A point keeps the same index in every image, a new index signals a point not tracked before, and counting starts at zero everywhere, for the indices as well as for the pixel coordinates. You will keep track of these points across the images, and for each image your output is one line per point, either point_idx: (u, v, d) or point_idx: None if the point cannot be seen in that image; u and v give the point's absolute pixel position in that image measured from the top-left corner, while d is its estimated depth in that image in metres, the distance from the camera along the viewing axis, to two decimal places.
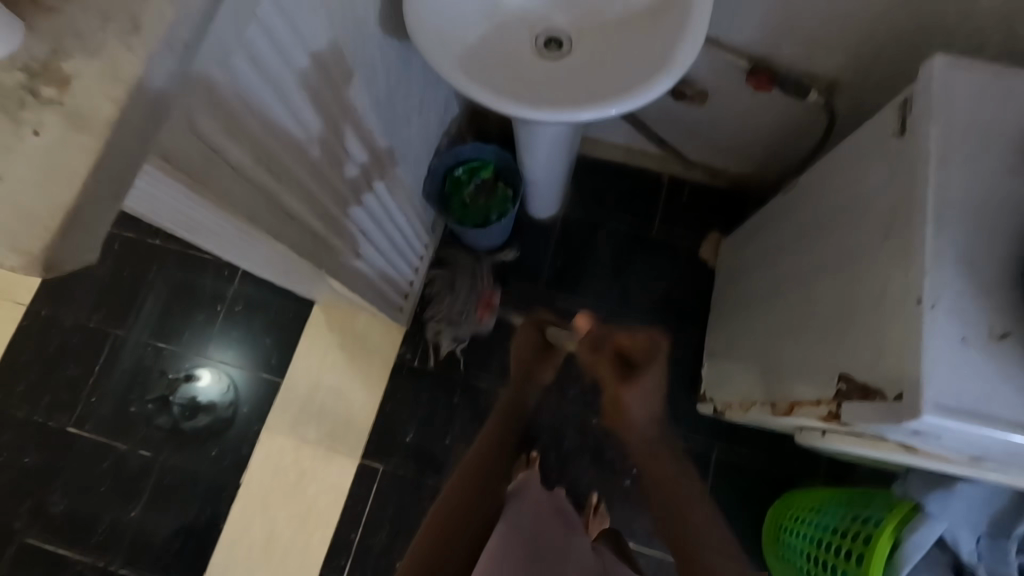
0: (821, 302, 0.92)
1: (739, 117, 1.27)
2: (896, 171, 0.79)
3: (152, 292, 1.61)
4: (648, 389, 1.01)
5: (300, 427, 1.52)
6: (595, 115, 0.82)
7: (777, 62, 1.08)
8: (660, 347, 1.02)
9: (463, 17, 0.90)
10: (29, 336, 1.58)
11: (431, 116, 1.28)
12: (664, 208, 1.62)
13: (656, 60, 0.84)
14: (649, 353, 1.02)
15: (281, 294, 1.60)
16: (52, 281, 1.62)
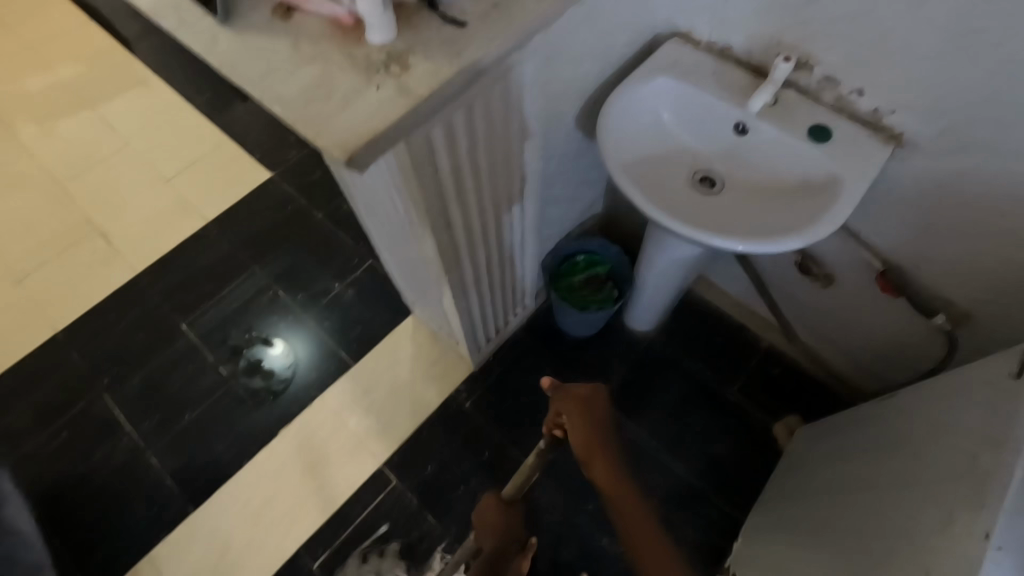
0: (885, 514, 0.88)
1: (855, 314, 1.30)
2: (999, 410, 0.78)
3: (294, 251, 1.89)
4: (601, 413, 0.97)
5: (346, 412, 1.64)
6: (723, 245, 0.93)
7: (911, 277, 1.13)
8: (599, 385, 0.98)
9: (642, 135, 1.08)
10: (193, 244, 1.91)
11: (576, 205, 1.46)
12: (752, 370, 1.62)
13: (794, 225, 0.94)
14: (584, 404, 0.96)
15: (387, 297, 1.81)
16: (231, 212, 1.97)
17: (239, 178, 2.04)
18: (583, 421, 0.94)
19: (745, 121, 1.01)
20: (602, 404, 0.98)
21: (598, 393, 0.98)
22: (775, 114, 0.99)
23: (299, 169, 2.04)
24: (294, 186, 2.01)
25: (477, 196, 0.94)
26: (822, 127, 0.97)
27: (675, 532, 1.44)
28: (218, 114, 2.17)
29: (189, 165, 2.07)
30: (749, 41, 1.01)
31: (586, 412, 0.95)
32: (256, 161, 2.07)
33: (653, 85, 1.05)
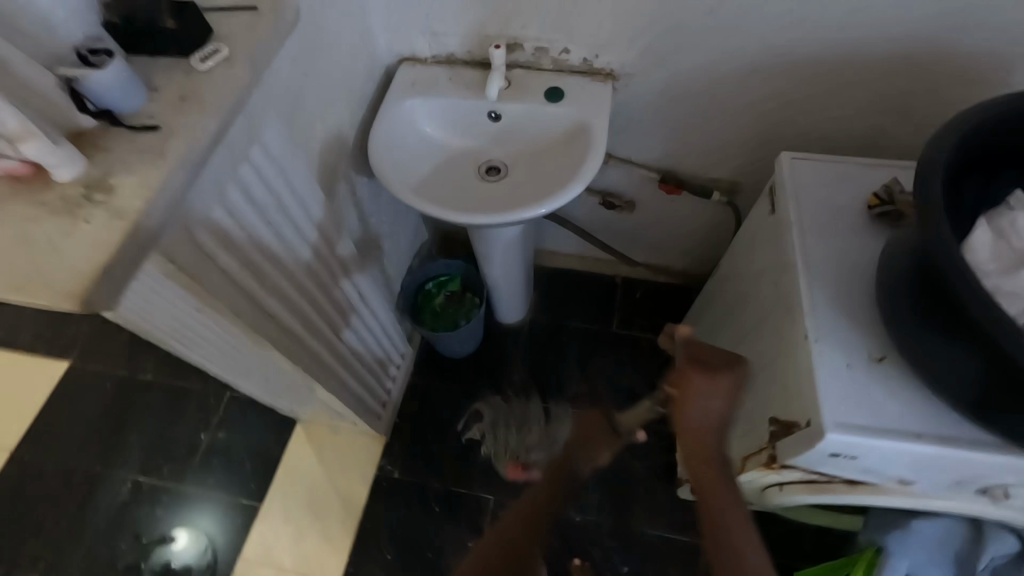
0: (749, 361, 1.02)
1: (664, 220, 1.49)
2: (774, 239, 0.96)
3: (137, 426, 1.65)
4: (712, 403, 0.65)
5: (277, 554, 1.47)
6: (525, 215, 1.01)
7: (683, 172, 1.33)
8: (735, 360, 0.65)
9: (418, 157, 1.13)
10: (14, 480, 1.60)
11: (400, 241, 1.48)
12: (621, 305, 1.78)
13: (572, 172, 1.05)
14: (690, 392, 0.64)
15: (265, 417, 1.65)
16: (43, 422, 1.68)
17: (31, 383, 1.73)
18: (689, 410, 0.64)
19: (494, 109, 1.11)
20: (714, 399, 0.65)
21: (731, 375, 0.64)
22: (513, 93, 1.10)
23: (99, 340, 1.78)
24: (103, 359, 1.75)
25: (286, 275, 0.91)
26: (553, 88, 1.10)
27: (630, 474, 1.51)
28: None
29: None
30: (463, 41, 1.11)
31: (691, 387, 0.64)
32: (45, 354, 1.78)
33: (405, 111, 1.12)
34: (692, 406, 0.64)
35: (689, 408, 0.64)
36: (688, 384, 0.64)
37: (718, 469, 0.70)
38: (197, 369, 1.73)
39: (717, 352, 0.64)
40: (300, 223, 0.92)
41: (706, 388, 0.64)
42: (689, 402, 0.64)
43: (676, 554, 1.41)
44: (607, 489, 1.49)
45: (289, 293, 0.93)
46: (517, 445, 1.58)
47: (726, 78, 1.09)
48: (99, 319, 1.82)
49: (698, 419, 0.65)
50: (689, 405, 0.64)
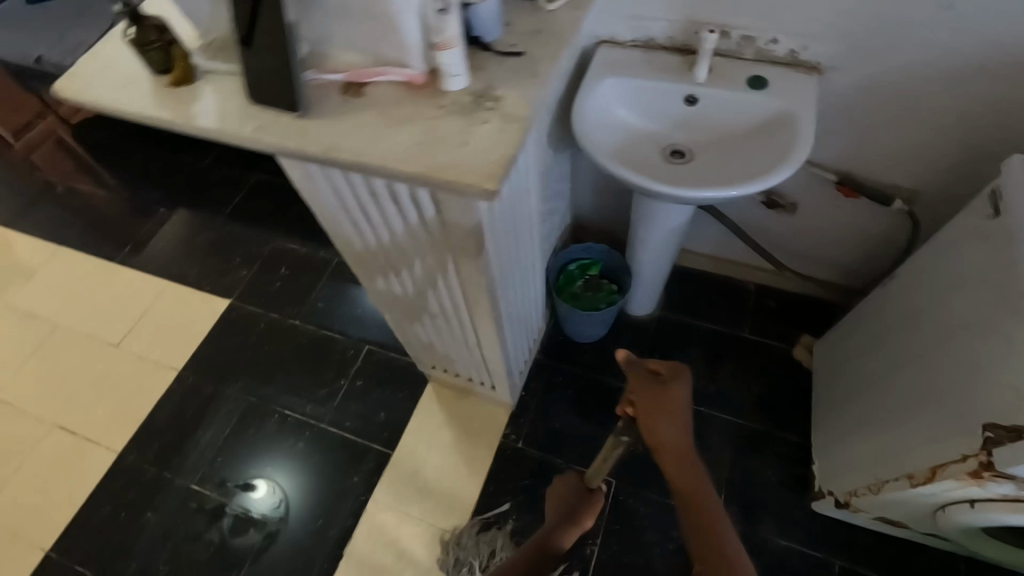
0: (946, 367, 0.99)
1: (826, 227, 1.46)
2: (998, 243, 0.93)
3: (284, 366, 1.80)
4: (677, 410, 0.83)
5: (405, 502, 1.55)
6: (723, 195, 1.04)
7: (863, 177, 1.29)
8: (680, 366, 0.86)
9: (611, 133, 1.19)
10: (176, 397, 1.78)
11: (555, 220, 1.54)
12: (754, 311, 1.74)
13: (773, 160, 1.07)
14: (662, 397, 0.83)
15: (397, 374, 1.75)
16: (204, 351, 1.85)
17: (197, 315, 1.93)
18: (665, 407, 0.82)
19: (694, 92, 1.14)
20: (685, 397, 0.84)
21: (682, 379, 0.85)
22: (715, 78, 1.13)
23: (256, 286, 1.97)
24: (258, 303, 1.93)
25: (503, 225, 0.98)
26: (758, 77, 1.12)
27: (758, 481, 1.48)
28: (149, 264, 2.06)
29: (137, 323, 1.93)
30: (668, 27, 1.15)
31: (658, 392, 0.83)
32: (210, 292, 1.97)
33: (604, 88, 1.17)
34: (660, 406, 0.82)
35: (666, 410, 0.82)
36: (646, 392, 0.83)
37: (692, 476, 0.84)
38: (339, 322, 1.86)
39: (656, 366, 0.86)
40: (521, 179, 0.99)
41: (674, 392, 0.83)
42: (659, 405, 0.82)
43: (806, 568, 1.37)
44: (734, 491, 1.47)
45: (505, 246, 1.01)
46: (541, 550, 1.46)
47: (943, 80, 1.06)
48: (257, 268, 2.01)
49: (676, 423, 0.82)
50: (665, 406, 0.82)
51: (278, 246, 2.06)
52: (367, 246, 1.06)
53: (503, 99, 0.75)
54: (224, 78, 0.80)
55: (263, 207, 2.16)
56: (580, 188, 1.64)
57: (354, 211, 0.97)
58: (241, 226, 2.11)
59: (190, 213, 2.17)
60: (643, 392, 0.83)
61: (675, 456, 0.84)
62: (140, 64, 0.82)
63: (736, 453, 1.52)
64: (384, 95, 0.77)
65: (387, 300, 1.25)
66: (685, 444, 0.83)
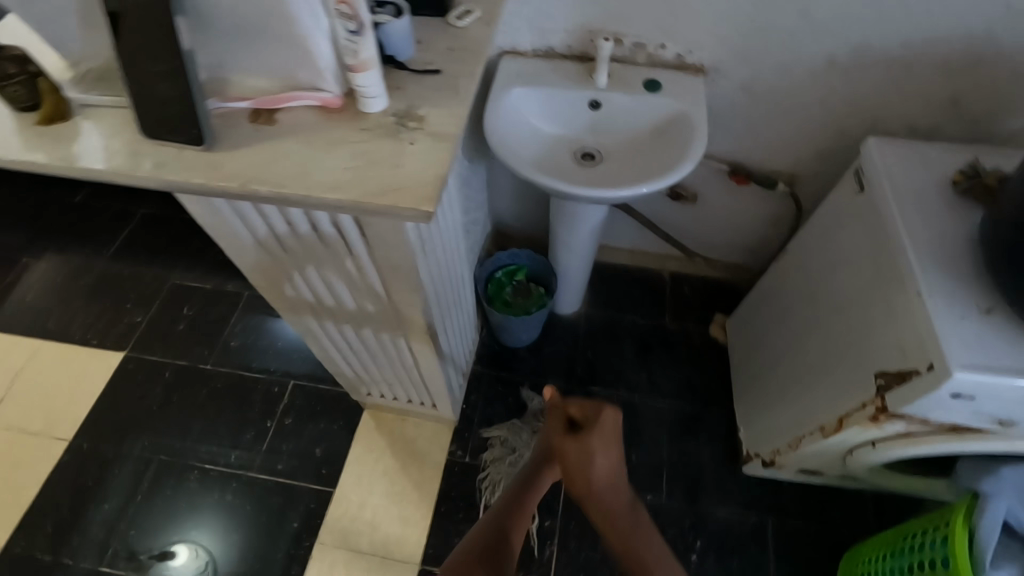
0: (840, 330, 1.11)
1: (725, 213, 1.59)
2: (867, 215, 1.06)
3: (199, 416, 1.64)
4: (602, 460, 0.70)
5: (354, 539, 1.47)
6: (635, 193, 1.10)
7: (751, 165, 1.43)
8: (607, 409, 0.72)
9: (525, 142, 1.22)
10: (70, 470, 1.56)
11: (478, 230, 1.55)
12: (671, 298, 1.86)
13: (675, 156, 1.15)
14: (574, 450, 0.71)
15: (330, 406, 1.66)
16: (98, 412, 1.64)
17: (85, 373, 1.70)
18: (581, 460, 0.71)
19: (597, 98, 1.20)
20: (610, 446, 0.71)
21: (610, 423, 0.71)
22: (615, 84, 1.19)
23: (155, 332, 1.77)
24: (161, 350, 1.74)
25: (432, 243, 0.97)
26: (653, 80, 1.19)
27: (694, 456, 1.59)
28: (17, 321, 1.79)
29: (8, 392, 1.67)
30: (566, 37, 1.20)
31: (574, 442, 0.72)
32: (99, 345, 1.75)
33: (514, 97, 1.20)
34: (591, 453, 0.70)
35: (584, 461, 0.71)
36: (562, 446, 0.73)
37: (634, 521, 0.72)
38: (259, 359, 1.73)
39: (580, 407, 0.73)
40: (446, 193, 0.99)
41: (599, 441, 0.71)
42: (585, 452, 0.70)
43: (744, 529, 1.48)
44: (674, 470, 1.57)
45: (435, 264, 1.00)
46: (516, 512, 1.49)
47: (807, 75, 1.20)
48: (154, 311, 1.81)
49: (599, 472, 0.71)
50: (584, 459, 0.70)
51: (177, 285, 1.87)
52: (288, 276, 0.99)
53: (426, 119, 0.74)
54: (103, 112, 0.72)
55: (153, 244, 1.95)
56: (498, 196, 1.66)
57: (270, 242, 0.91)
58: (130, 267, 1.90)
59: (63, 258, 1.92)
60: (562, 443, 0.73)
61: (610, 515, 0.71)
62: None
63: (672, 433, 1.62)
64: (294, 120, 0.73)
65: (314, 330, 1.18)
66: (621, 493, 0.72)
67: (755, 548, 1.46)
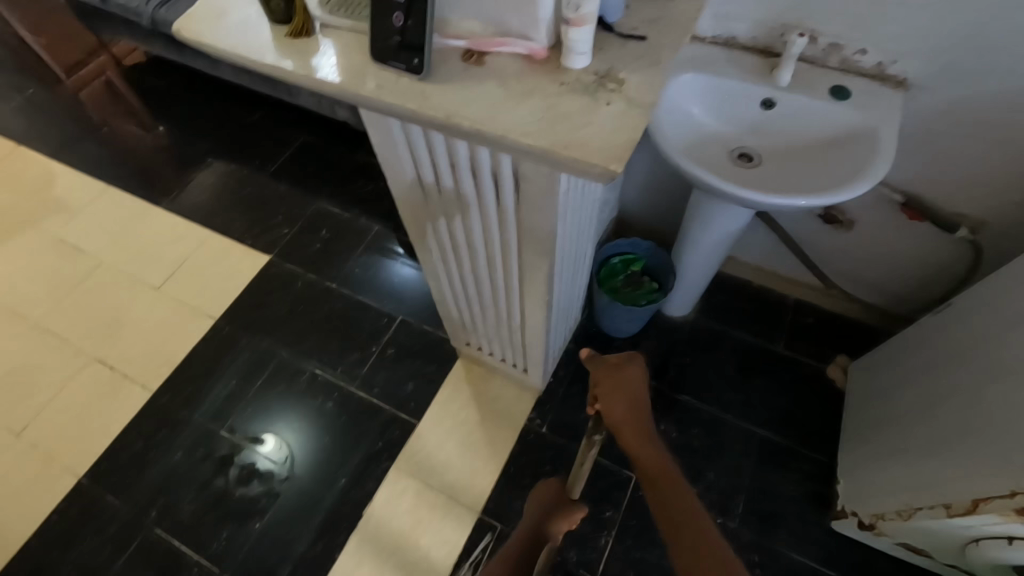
0: (1007, 408, 0.97)
1: (879, 248, 1.44)
2: None
3: (317, 326, 1.83)
4: (636, 391, 0.89)
5: (426, 472, 1.58)
6: (790, 205, 1.03)
7: (928, 202, 1.27)
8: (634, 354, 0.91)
9: (682, 129, 1.17)
10: (211, 344, 1.82)
11: (606, 212, 1.54)
12: (789, 326, 1.73)
13: (847, 174, 1.05)
14: (621, 382, 0.88)
15: (428, 347, 1.78)
16: (241, 303, 1.89)
17: (237, 267, 1.96)
18: (622, 395, 0.88)
19: (772, 97, 1.12)
20: (637, 385, 0.89)
21: (636, 364, 0.90)
22: (795, 85, 1.11)
23: (296, 245, 1.99)
24: (298, 261, 1.96)
25: (573, 211, 0.98)
26: (841, 87, 1.09)
27: (778, 494, 1.49)
28: (193, 212, 2.10)
29: (178, 269, 1.97)
30: (752, 28, 1.13)
31: (619, 380, 0.89)
32: (251, 246, 2.01)
33: (683, 82, 1.15)
34: (620, 390, 0.88)
35: (620, 394, 0.88)
36: (608, 381, 0.89)
37: (667, 469, 0.83)
38: (375, 290, 1.89)
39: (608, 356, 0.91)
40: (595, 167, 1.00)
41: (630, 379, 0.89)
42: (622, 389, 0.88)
43: None
44: (752, 501, 1.48)
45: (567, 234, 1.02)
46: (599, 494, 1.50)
47: None
48: (298, 227, 2.03)
49: (627, 407, 0.87)
50: (623, 391, 0.88)
51: (320, 208, 2.08)
52: (432, 215, 1.06)
53: (626, 82, 0.75)
54: (323, 38, 0.81)
55: (309, 168, 2.17)
56: (632, 183, 1.63)
57: (426, 181, 0.98)
58: (286, 185, 2.14)
59: (236, 166, 2.20)
60: (598, 381, 0.89)
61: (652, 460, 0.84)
62: (255, 10, 0.84)
63: (759, 464, 1.53)
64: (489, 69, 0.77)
65: (438, 272, 1.26)
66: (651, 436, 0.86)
67: None
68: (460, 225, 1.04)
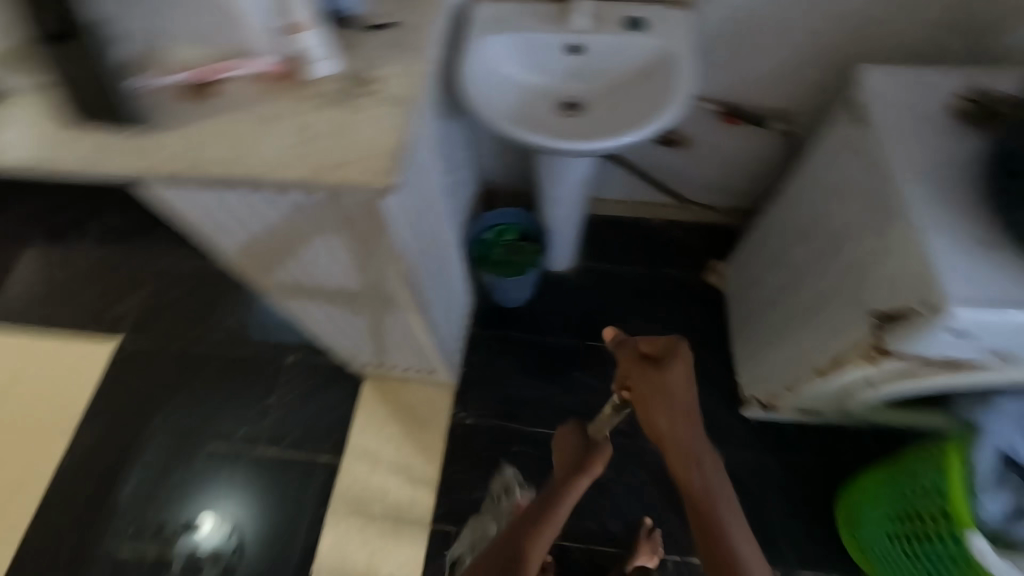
0: (836, 271, 1.09)
1: (717, 155, 1.54)
2: (862, 150, 1.02)
3: (201, 395, 1.65)
4: (676, 392, 0.81)
5: (366, 504, 1.51)
6: (619, 144, 1.05)
7: (742, 104, 1.37)
8: (678, 341, 0.82)
9: (501, 94, 1.15)
10: (80, 456, 1.58)
11: (463, 190, 1.50)
12: (665, 246, 1.82)
13: (660, 102, 1.09)
14: (661, 382, 0.80)
15: (330, 377, 1.67)
16: (101, 399, 1.65)
17: (83, 361, 1.70)
18: (666, 394, 0.81)
19: (576, 42, 1.12)
20: (686, 371, 0.81)
21: (681, 351, 0.82)
22: (594, 25, 1.12)
23: (146, 315, 1.75)
24: (155, 332, 1.73)
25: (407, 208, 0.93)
26: (634, 19, 1.12)
27: (694, 401, 1.61)
28: (8, 315, 1.77)
29: (10, 386, 1.68)
30: None
31: (650, 371, 0.81)
32: (92, 333, 1.74)
33: (487, 47, 1.12)
34: (661, 389, 0.80)
35: (660, 394, 0.80)
36: (641, 374, 0.81)
37: (695, 458, 0.81)
38: (254, 336, 1.72)
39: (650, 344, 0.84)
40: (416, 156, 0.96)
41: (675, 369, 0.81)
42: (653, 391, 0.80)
43: (743, 466, 1.52)
44: None
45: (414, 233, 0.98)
46: (539, 461, 1.55)
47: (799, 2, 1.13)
48: (142, 294, 1.78)
49: (664, 407, 0.80)
50: (662, 391, 0.80)
51: (162, 265, 1.83)
52: (268, 251, 0.96)
53: (384, 83, 0.81)
54: None
55: (132, 224, 1.89)
56: (482, 152, 1.59)
57: (241, 219, 0.88)
58: (111, 250, 1.84)
59: (42, 247, 1.87)
60: (633, 373, 0.83)
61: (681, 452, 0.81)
62: None
63: None
64: (227, 95, 0.77)
65: (300, 305, 1.16)
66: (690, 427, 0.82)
67: (755, 483, 1.49)
68: (298, 254, 0.96)
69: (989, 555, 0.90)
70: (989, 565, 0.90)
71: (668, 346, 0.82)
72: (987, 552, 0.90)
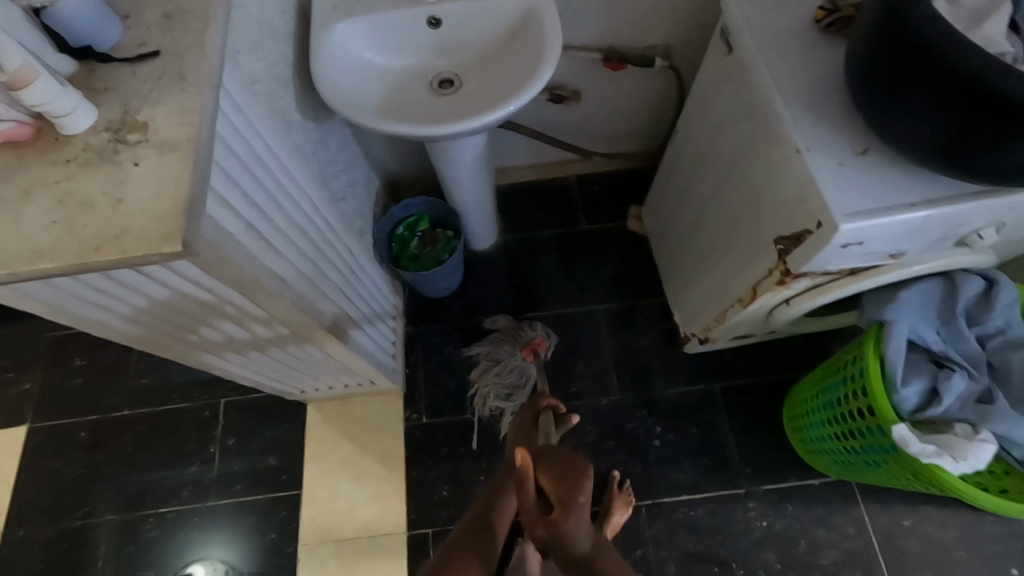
0: (736, 202, 1.10)
1: (610, 102, 1.52)
2: (738, 77, 1.01)
3: (133, 464, 1.53)
4: (577, 532, 0.67)
5: (335, 529, 1.47)
6: (497, 115, 0.99)
7: (621, 47, 1.34)
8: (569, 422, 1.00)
9: (365, 84, 1.07)
10: (13, 560, 1.45)
11: (359, 190, 1.41)
12: (582, 202, 1.82)
13: (531, 61, 1.03)
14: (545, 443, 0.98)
15: (270, 412, 1.59)
16: (22, 494, 1.51)
17: None
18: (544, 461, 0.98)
19: (432, 14, 1.04)
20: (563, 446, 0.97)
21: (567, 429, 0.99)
22: None
23: (51, 393, 1.60)
24: (65, 409, 1.58)
25: (271, 232, 0.85)
26: None
27: (638, 349, 1.63)
28: None
29: None
30: None
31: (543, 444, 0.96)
32: None
33: (338, 36, 1.03)
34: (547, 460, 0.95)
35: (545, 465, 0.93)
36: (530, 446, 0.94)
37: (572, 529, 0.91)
38: (178, 387, 1.60)
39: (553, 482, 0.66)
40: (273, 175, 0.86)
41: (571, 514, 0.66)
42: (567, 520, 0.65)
43: (694, 400, 1.56)
44: (621, 367, 1.61)
45: (293, 259, 0.90)
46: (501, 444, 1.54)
47: None
48: (41, 372, 1.62)
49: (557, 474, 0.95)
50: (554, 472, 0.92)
51: (56, 336, 1.67)
52: (145, 329, 0.86)
53: (151, 122, 0.65)
54: None
55: None
56: (373, 145, 1.50)
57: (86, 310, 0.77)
58: None
59: None
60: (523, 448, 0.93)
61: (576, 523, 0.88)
62: None
63: (612, 336, 1.65)
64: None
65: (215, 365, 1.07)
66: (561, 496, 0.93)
67: (707, 414, 1.54)
68: (179, 320, 0.87)
69: (912, 442, 0.93)
70: (915, 452, 0.93)
71: (573, 478, 0.66)
72: (911, 440, 0.93)
